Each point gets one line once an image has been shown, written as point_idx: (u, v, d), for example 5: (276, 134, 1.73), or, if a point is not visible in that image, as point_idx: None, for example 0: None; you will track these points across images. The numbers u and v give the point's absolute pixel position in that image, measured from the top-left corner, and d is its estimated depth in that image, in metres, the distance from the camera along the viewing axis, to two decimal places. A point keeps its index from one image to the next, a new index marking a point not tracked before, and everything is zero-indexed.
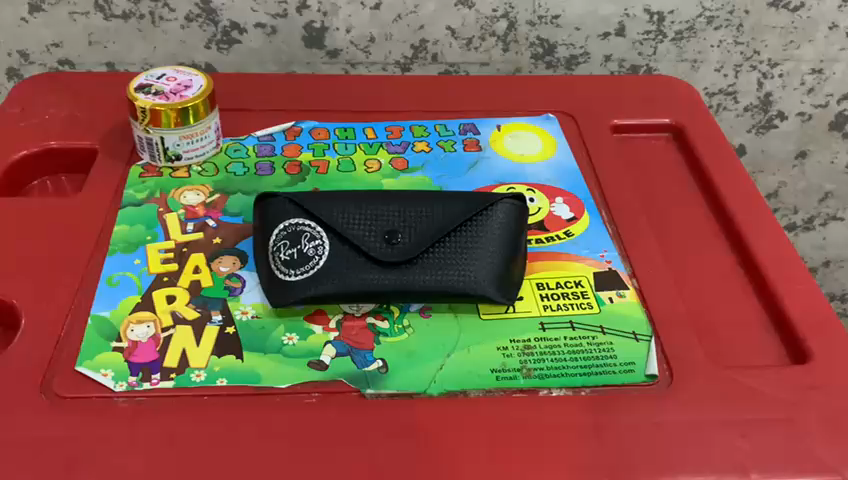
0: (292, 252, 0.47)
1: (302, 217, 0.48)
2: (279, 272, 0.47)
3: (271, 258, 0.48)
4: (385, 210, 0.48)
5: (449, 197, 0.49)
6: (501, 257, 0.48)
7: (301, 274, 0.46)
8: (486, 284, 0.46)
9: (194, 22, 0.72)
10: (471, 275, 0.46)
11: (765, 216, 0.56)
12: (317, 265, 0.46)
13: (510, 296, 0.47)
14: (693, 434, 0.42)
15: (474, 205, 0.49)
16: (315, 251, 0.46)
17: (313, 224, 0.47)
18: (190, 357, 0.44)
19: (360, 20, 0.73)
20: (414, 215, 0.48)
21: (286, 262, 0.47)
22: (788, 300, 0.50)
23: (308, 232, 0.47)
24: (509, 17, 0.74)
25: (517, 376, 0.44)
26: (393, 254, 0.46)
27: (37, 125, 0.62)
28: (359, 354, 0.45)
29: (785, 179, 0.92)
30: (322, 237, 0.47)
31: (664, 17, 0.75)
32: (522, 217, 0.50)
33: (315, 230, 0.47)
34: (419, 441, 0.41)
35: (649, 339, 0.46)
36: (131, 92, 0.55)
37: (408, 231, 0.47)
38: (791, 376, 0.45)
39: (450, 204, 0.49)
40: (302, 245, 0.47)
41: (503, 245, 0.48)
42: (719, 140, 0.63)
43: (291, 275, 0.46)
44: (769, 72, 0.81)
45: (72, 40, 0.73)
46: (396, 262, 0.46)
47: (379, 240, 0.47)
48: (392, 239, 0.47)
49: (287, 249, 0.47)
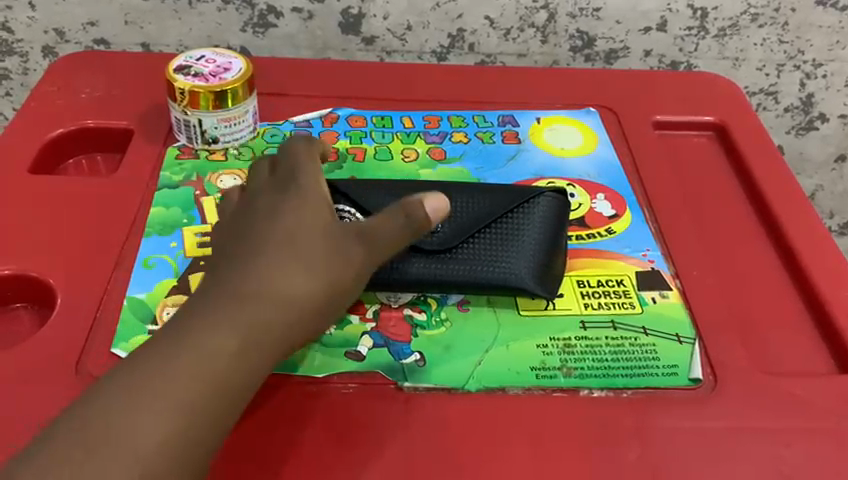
0: None
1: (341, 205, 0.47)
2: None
3: None
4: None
5: (489, 190, 0.49)
6: (543, 248, 0.47)
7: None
8: (528, 274, 0.46)
9: (230, 5, 0.72)
10: (512, 265, 0.46)
11: (810, 220, 0.55)
12: None
13: (552, 288, 0.46)
14: (737, 441, 0.41)
15: (515, 198, 0.49)
16: None
17: (352, 211, 0.47)
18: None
19: (398, 7, 0.72)
20: (455, 206, 0.48)
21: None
22: (835, 307, 0.48)
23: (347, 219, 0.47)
24: (549, 8, 0.73)
25: (558, 375, 0.43)
26: (435, 243, 0.46)
27: (74, 103, 0.61)
28: (396, 346, 0.44)
29: (823, 183, 0.90)
30: None
31: (707, 13, 0.73)
32: (562, 212, 0.49)
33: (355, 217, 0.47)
34: (457, 437, 0.40)
35: (692, 342, 0.45)
36: (170, 74, 0.55)
37: (449, 221, 0.47)
38: (839, 385, 0.44)
39: (490, 196, 0.49)
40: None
41: (544, 237, 0.48)
42: (764, 141, 0.61)
43: None
44: (813, 73, 0.80)
45: (109, 19, 0.73)
46: (438, 251, 0.46)
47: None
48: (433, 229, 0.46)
49: None
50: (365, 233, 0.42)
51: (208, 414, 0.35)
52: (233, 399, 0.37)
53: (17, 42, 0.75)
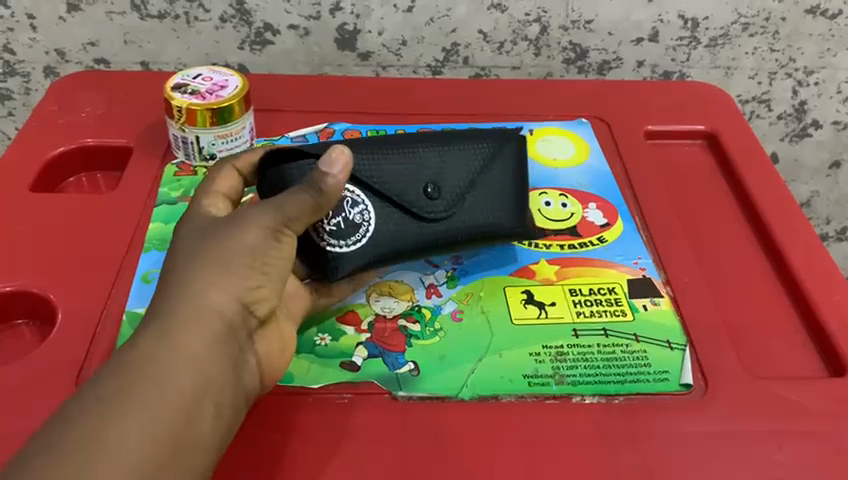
0: (337, 222, 0.45)
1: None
2: (324, 243, 0.45)
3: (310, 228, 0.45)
4: (409, 162, 0.47)
5: (457, 141, 0.49)
6: (512, 193, 0.50)
7: (354, 242, 0.45)
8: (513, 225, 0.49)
9: (228, 23, 0.73)
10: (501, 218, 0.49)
11: (801, 226, 0.55)
12: (368, 230, 0.46)
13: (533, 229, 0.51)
14: (729, 445, 0.41)
15: (480, 148, 0.50)
16: (362, 217, 0.46)
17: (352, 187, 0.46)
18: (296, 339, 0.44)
19: (393, 22, 0.73)
20: (439, 164, 0.48)
21: (331, 232, 0.45)
22: (826, 312, 0.49)
23: (350, 197, 0.46)
24: (541, 21, 0.74)
25: (550, 382, 0.43)
26: (441, 208, 0.47)
27: (74, 122, 0.62)
28: (390, 356, 0.45)
29: (819, 189, 0.90)
30: (364, 202, 0.46)
31: (698, 23, 0.74)
32: (514, 149, 0.51)
33: (355, 193, 0.46)
34: (450, 446, 0.41)
35: (684, 348, 0.46)
36: (168, 92, 0.56)
37: (443, 181, 0.48)
38: (829, 389, 0.44)
39: (460, 147, 0.49)
40: (346, 212, 0.45)
41: (506, 176, 0.50)
42: (755, 148, 0.62)
43: (342, 246, 0.45)
44: (805, 80, 0.80)
45: (108, 38, 0.74)
46: (445, 216, 0.47)
47: (420, 196, 0.47)
48: (433, 193, 0.47)
49: (331, 220, 0.45)
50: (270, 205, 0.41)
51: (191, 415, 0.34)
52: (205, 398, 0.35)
53: (19, 63, 0.77)
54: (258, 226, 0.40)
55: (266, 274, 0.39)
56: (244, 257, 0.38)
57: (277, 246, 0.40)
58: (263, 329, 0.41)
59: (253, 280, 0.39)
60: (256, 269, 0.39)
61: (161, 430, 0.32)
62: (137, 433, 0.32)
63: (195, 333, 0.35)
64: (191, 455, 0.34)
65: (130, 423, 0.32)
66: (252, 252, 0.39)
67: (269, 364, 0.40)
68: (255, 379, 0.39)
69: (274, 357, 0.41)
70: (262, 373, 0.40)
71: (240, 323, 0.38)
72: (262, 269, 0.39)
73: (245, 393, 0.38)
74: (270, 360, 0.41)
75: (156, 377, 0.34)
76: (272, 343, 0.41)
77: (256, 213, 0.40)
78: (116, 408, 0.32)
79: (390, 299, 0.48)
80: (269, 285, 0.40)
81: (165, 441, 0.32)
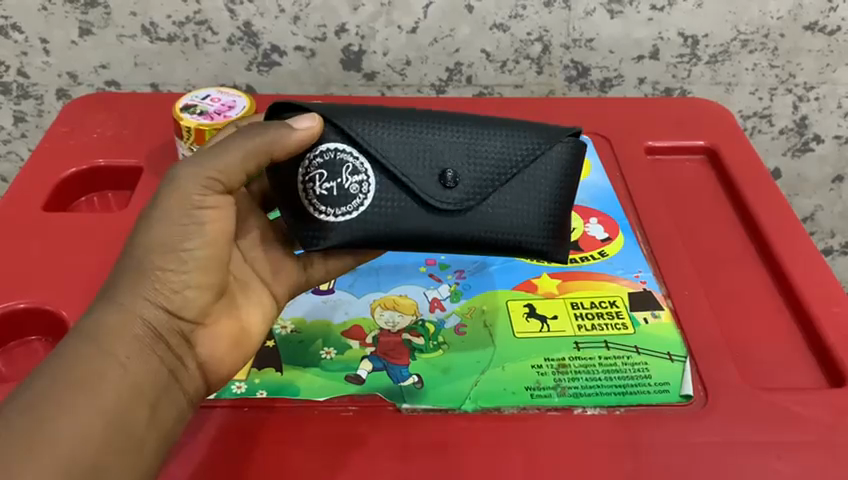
0: (330, 188, 0.41)
1: (339, 141, 0.41)
2: (309, 206, 0.41)
3: (302, 189, 0.42)
4: (442, 144, 0.41)
5: (504, 128, 0.43)
6: (543, 201, 0.43)
7: (340, 214, 0.41)
8: (536, 240, 0.43)
9: (236, 45, 0.75)
10: (519, 224, 0.42)
11: (800, 239, 0.56)
12: (361, 205, 0.41)
13: (568, 254, 0.45)
14: (729, 455, 0.42)
15: (526, 142, 0.43)
16: (359, 188, 0.41)
17: (355, 154, 0.41)
18: (268, 319, 0.46)
19: (397, 43, 0.75)
20: (471, 150, 0.42)
21: (320, 196, 0.41)
22: (825, 323, 0.49)
23: (351, 164, 0.41)
24: (543, 40, 0.75)
25: (552, 394, 0.44)
26: (455, 200, 0.41)
27: (86, 142, 0.64)
28: (395, 369, 0.45)
29: (822, 203, 0.91)
30: (367, 172, 0.41)
31: (698, 40, 0.76)
32: (564, 150, 0.43)
33: (358, 161, 0.41)
34: (453, 456, 0.41)
35: (684, 360, 0.46)
36: (177, 113, 0.57)
37: (470, 171, 0.41)
38: (828, 399, 0.45)
39: (507, 137, 0.42)
40: (343, 178, 0.41)
41: (542, 183, 0.43)
42: (754, 163, 0.63)
43: (330, 215, 0.41)
44: (805, 96, 0.81)
45: (119, 61, 0.76)
46: (457, 210, 0.41)
47: (435, 182, 0.41)
48: (450, 182, 0.41)
49: (324, 183, 0.41)
50: (201, 179, 0.40)
51: (120, 420, 0.36)
52: (134, 403, 0.37)
53: (32, 86, 0.79)
54: (175, 218, 0.39)
55: (187, 269, 0.40)
56: (159, 254, 0.39)
57: (201, 238, 0.40)
58: (207, 327, 0.42)
59: (172, 279, 0.39)
60: (174, 269, 0.39)
61: (95, 420, 0.35)
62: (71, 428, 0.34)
63: (119, 339, 0.38)
64: (130, 455, 0.36)
65: (65, 417, 0.34)
66: (166, 247, 0.39)
67: (217, 361, 0.42)
68: (196, 380, 0.41)
69: (220, 355, 0.42)
70: (205, 373, 0.42)
71: (166, 326, 0.40)
72: (180, 266, 0.39)
73: (185, 393, 0.40)
74: (219, 356, 0.42)
75: (87, 378, 0.36)
76: (221, 341, 0.43)
77: (167, 202, 0.40)
78: (49, 403, 0.34)
79: (394, 313, 0.49)
80: (194, 279, 0.40)
81: (97, 443, 0.35)
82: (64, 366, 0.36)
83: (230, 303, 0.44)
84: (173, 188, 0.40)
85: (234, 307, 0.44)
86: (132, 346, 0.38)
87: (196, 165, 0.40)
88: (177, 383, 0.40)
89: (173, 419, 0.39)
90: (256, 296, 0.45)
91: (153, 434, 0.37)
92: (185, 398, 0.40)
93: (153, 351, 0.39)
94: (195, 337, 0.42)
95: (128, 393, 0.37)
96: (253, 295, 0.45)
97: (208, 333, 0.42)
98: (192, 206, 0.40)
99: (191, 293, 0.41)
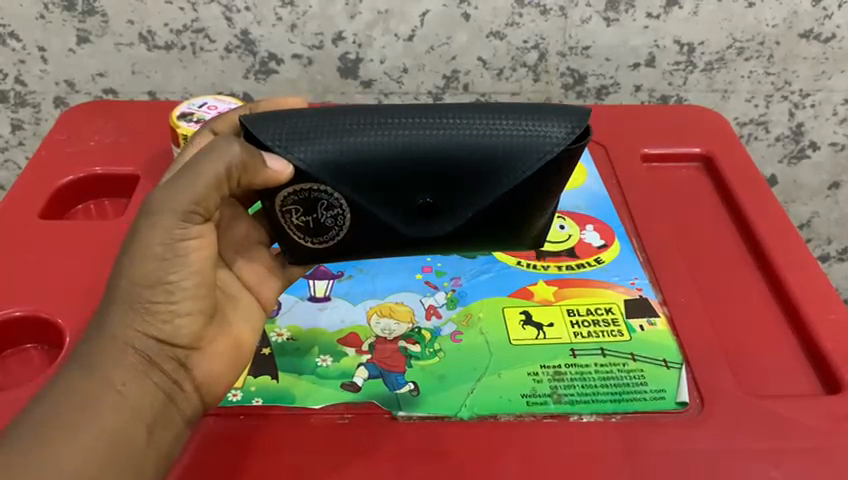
0: (306, 220, 0.43)
1: (314, 183, 0.40)
2: (289, 231, 0.43)
3: (280, 215, 0.43)
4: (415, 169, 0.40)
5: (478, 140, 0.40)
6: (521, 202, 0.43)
7: (320, 242, 0.43)
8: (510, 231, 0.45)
9: (233, 53, 0.75)
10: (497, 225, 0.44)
11: (795, 245, 0.56)
12: (337, 236, 0.43)
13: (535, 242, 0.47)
14: (725, 462, 0.41)
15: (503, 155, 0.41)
16: (334, 222, 0.42)
17: (330, 193, 0.41)
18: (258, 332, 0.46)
19: (394, 51, 0.75)
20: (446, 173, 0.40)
21: (298, 224, 0.43)
22: (821, 330, 0.49)
23: (326, 202, 0.41)
24: (539, 48, 0.75)
25: (548, 401, 0.44)
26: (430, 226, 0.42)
27: (83, 150, 0.64)
28: (391, 376, 0.45)
29: (818, 209, 0.91)
30: (343, 209, 0.41)
31: (694, 48, 0.76)
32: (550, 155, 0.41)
33: (333, 199, 0.41)
34: (450, 464, 0.41)
35: (680, 367, 0.46)
36: (174, 120, 0.57)
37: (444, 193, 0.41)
38: (824, 406, 0.45)
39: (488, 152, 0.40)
40: (318, 213, 0.42)
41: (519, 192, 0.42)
42: (750, 170, 0.63)
43: (308, 242, 0.44)
44: (801, 103, 0.81)
45: (117, 69, 0.76)
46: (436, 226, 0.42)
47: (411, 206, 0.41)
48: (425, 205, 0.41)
49: (300, 216, 0.42)
50: (182, 211, 0.38)
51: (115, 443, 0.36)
52: (133, 424, 0.37)
53: (30, 94, 0.79)
54: (160, 252, 0.38)
55: (176, 299, 0.39)
56: (146, 288, 0.38)
57: (187, 267, 0.39)
58: (202, 351, 0.42)
59: (162, 310, 0.39)
60: (163, 300, 0.39)
61: (95, 444, 0.35)
62: (72, 450, 0.34)
63: (114, 366, 0.37)
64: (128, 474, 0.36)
65: (66, 440, 0.34)
66: (154, 281, 0.38)
67: (214, 381, 0.42)
68: (194, 401, 0.41)
69: (217, 374, 0.42)
70: (202, 394, 0.41)
71: (161, 354, 0.39)
72: (169, 296, 0.39)
73: (182, 414, 0.40)
74: (216, 375, 0.42)
75: (83, 403, 0.36)
76: (217, 361, 0.42)
77: (147, 235, 0.38)
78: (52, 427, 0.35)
79: (391, 321, 0.49)
80: (184, 307, 0.40)
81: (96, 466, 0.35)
82: (62, 394, 0.36)
83: (222, 320, 0.44)
84: (152, 219, 0.38)
85: (226, 323, 0.44)
86: (128, 372, 0.38)
87: (172, 189, 0.38)
88: (175, 407, 0.40)
89: (170, 440, 0.39)
90: (245, 308, 0.45)
91: (153, 454, 0.38)
92: (183, 419, 0.40)
93: (147, 377, 0.38)
94: (192, 361, 0.41)
95: (128, 415, 0.37)
96: (243, 307, 0.45)
97: (204, 356, 0.42)
98: (175, 237, 0.38)
99: (183, 321, 0.40)
